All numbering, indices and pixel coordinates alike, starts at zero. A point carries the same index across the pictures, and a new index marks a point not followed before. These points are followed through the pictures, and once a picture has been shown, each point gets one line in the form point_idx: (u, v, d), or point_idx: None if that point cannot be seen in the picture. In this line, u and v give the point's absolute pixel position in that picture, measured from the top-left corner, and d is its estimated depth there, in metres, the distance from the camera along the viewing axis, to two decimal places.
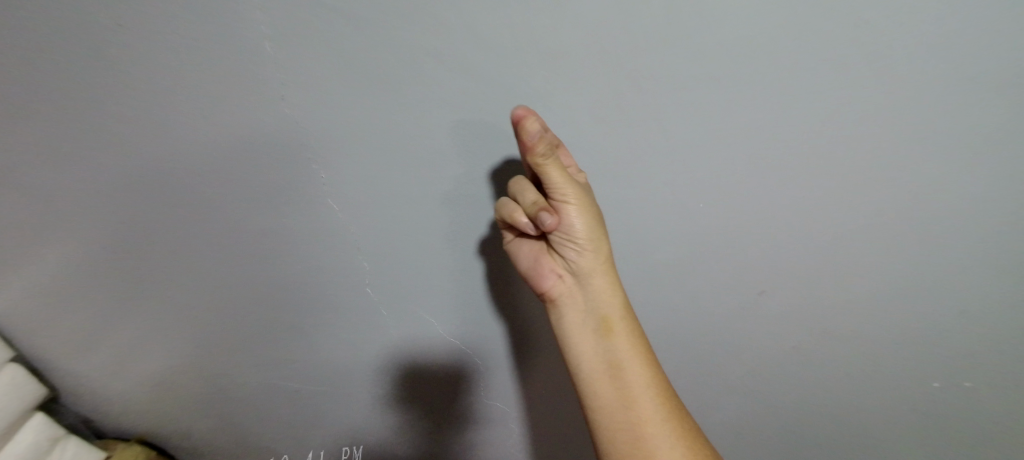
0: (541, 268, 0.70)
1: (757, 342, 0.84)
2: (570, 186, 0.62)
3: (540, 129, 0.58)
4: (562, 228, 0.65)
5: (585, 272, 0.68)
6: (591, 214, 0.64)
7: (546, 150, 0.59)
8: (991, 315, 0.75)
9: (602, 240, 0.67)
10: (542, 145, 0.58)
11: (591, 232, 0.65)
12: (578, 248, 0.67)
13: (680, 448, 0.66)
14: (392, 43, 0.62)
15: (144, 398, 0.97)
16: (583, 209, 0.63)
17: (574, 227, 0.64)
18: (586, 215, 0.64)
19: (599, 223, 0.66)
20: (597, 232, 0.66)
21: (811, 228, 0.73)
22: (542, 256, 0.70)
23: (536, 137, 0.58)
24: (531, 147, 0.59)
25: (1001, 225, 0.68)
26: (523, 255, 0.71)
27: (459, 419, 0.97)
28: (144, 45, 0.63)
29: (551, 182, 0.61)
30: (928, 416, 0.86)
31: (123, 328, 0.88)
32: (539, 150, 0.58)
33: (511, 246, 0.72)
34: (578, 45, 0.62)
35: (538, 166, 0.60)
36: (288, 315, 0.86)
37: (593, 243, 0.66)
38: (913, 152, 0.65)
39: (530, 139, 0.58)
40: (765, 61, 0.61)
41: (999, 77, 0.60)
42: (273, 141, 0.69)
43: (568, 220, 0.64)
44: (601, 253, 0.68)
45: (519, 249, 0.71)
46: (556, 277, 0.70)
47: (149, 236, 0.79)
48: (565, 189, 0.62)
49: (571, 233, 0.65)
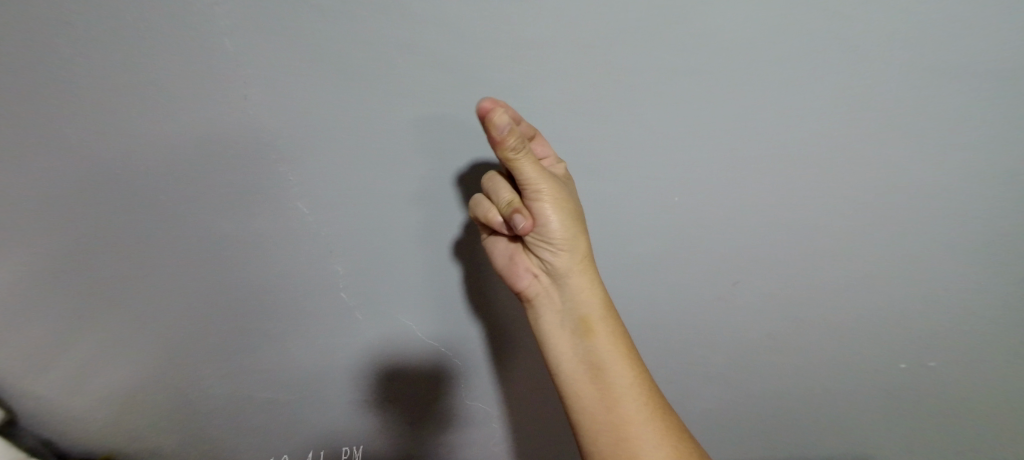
0: (517, 267, 0.68)
1: (735, 330, 0.84)
2: (545, 182, 0.59)
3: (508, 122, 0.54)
4: (537, 228, 0.63)
5: (562, 272, 0.66)
6: (568, 211, 0.62)
7: (517, 145, 0.55)
8: (946, 291, 0.79)
9: (579, 239, 0.65)
10: (512, 139, 0.55)
11: (568, 230, 0.63)
12: (554, 247, 0.64)
13: (665, 447, 0.65)
14: (356, 37, 0.59)
15: (108, 415, 0.91)
16: (558, 207, 0.61)
17: (549, 226, 0.62)
18: (563, 213, 0.62)
19: (577, 220, 0.64)
20: (574, 230, 0.64)
21: (784, 216, 0.73)
22: (517, 255, 0.68)
23: (506, 130, 0.54)
24: (500, 143, 0.55)
25: (955, 206, 0.71)
26: (498, 253, 0.69)
27: (440, 421, 0.95)
28: (96, 41, 0.60)
29: (524, 179, 0.58)
30: (891, 389, 0.90)
31: (82, 342, 0.83)
32: (507, 147, 0.55)
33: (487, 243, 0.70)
34: (549, 36, 0.60)
35: (511, 162, 0.57)
36: (258, 323, 0.82)
37: (569, 242, 0.64)
38: (878, 138, 0.67)
39: (500, 133, 0.54)
40: (737, 50, 0.61)
41: (954, 64, 0.61)
42: (236, 141, 0.66)
43: (544, 220, 0.62)
44: (578, 251, 0.66)
45: (494, 248, 0.69)
46: (532, 276, 0.69)
47: (107, 244, 0.74)
48: (540, 186, 0.59)
49: (546, 232, 0.63)
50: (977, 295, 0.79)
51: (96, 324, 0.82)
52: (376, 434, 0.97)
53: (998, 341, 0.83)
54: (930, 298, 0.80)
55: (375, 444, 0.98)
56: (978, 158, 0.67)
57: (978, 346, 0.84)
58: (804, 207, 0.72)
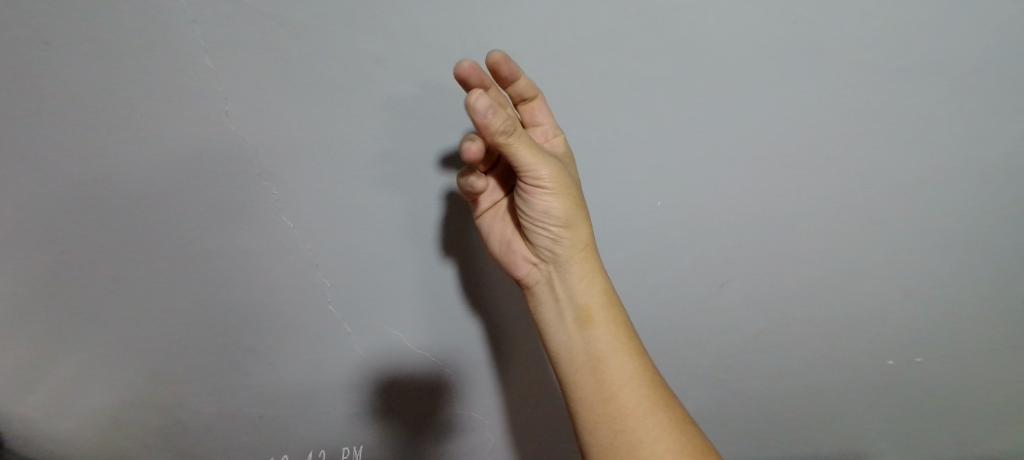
0: (514, 254, 0.68)
1: (722, 332, 0.85)
2: (542, 164, 0.58)
3: (491, 106, 0.51)
4: (534, 212, 0.62)
5: (561, 259, 0.66)
6: (568, 196, 0.61)
7: (505, 129, 0.53)
8: (924, 284, 0.81)
9: (579, 225, 0.64)
10: (499, 123, 0.52)
11: (566, 217, 0.62)
12: (553, 234, 0.64)
13: (664, 441, 0.64)
14: (334, 52, 0.60)
15: (95, 437, 0.90)
16: (557, 193, 0.60)
17: (549, 210, 0.61)
18: (562, 198, 0.60)
19: (577, 205, 0.62)
20: (573, 215, 0.63)
21: (766, 217, 0.74)
22: (514, 242, 0.68)
23: (488, 115, 0.51)
24: (485, 126, 0.52)
25: (928, 201, 0.73)
26: (495, 238, 0.68)
27: (434, 432, 0.94)
28: (77, 63, 0.60)
29: (521, 162, 0.57)
30: (879, 383, 0.92)
31: (69, 363, 0.82)
32: (495, 132, 0.53)
33: (481, 228, 0.69)
34: (527, 47, 0.61)
35: (503, 145, 0.55)
36: (246, 339, 0.82)
37: (569, 228, 0.63)
38: (851, 139, 0.69)
39: (483, 118, 0.51)
40: (711, 57, 0.62)
41: (918, 66, 0.64)
42: (219, 157, 0.66)
43: (542, 202, 0.61)
44: (579, 239, 0.65)
45: (489, 232, 0.69)
46: (530, 264, 0.68)
47: (92, 263, 0.74)
48: (539, 169, 0.58)
49: (545, 216, 0.62)
50: (955, 289, 0.82)
51: (81, 345, 0.81)
52: (369, 449, 0.95)
53: (978, 333, 0.86)
54: (909, 293, 0.82)
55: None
56: (946, 154, 0.70)
57: (960, 339, 0.87)
58: (784, 209, 0.74)
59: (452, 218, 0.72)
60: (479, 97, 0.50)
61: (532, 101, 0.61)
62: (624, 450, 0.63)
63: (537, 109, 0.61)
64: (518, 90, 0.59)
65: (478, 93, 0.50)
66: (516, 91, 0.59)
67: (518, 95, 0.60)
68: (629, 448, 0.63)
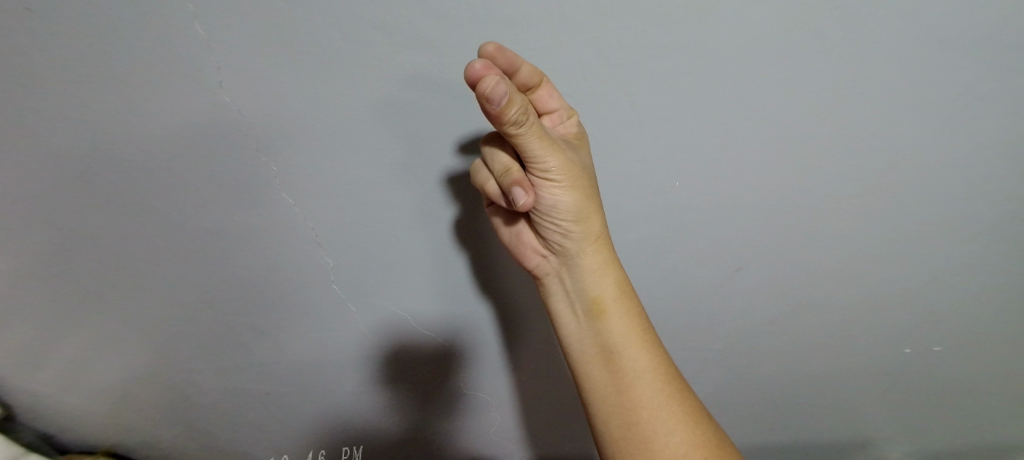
0: (524, 246, 0.66)
1: (734, 316, 0.83)
2: (553, 156, 0.55)
3: (508, 93, 0.47)
4: (543, 207, 0.59)
5: (572, 252, 0.63)
6: (577, 191, 0.58)
7: (518, 117, 0.49)
8: (948, 272, 0.78)
9: (588, 219, 0.61)
10: (512, 111, 0.48)
11: (575, 212, 0.60)
12: (561, 228, 0.61)
13: (679, 433, 0.62)
14: (332, 21, 0.57)
15: (104, 410, 0.91)
16: (568, 186, 0.57)
17: (559, 205, 0.59)
18: (572, 191, 0.58)
19: (589, 198, 0.60)
20: (584, 209, 0.60)
21: (785, 200, 0.71)
22: (523, 233, 0.65)
23: (503, 103, 0.47)
24: (499, 116, 0.48)
25: (960, 188, 0.70)
26: (506, 229, 0.66)
27: (439, 411, 0.95)
28: (60, 31, 0.57)
29: (529, 150, 0.54)
30: (891, 372, 0.90)
31: (70, 339, 0.82)
32: (506, 120, 0.49)
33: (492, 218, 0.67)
34: (538, 14, 0.57)
35: (513, 135, 0.51)
36: (251, 317, 0.81)
37: (577, 223, 0.61)
38: (879, 119, 0.65)
39: (496, 106, 0.47)
40: (735, 29, 0.58)
41: (961, 41, 0.59)
42: (218, 131, 0.64)
43: (552, 197, 0.58)
44: (590, 232, 0.62)
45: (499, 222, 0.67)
46: (540, 256, 0.66)
47: (92, 241, 0.73)
48: (547, 161, 0.55)
49: (553, 213, 0.60)
50: (981, 278, 0.79)
51: (85, 322, 0.81)
52: (368, 447, 0.99)
53: (1002, 323, 0.83)
54: (931, 282, 0.79)
55: (367, 452, 0.99)
56: (981, 138, 0.66)
57: (979, 329, 0.84)
58: (804, 191, 0.70)
59: (465, 197, 0.69)
60: (493, 84, 0.46)
61: (540, 87, 0.58)
62: (636, 442, 0.62)
63: (546, 96, 0.58)
64: (524, 80, 0.56)
65: (491, 79, 0.46)
66: (521, 81, 0.56)
67: (524, 84, 0.56)
68: (644, 440, 0.62)
